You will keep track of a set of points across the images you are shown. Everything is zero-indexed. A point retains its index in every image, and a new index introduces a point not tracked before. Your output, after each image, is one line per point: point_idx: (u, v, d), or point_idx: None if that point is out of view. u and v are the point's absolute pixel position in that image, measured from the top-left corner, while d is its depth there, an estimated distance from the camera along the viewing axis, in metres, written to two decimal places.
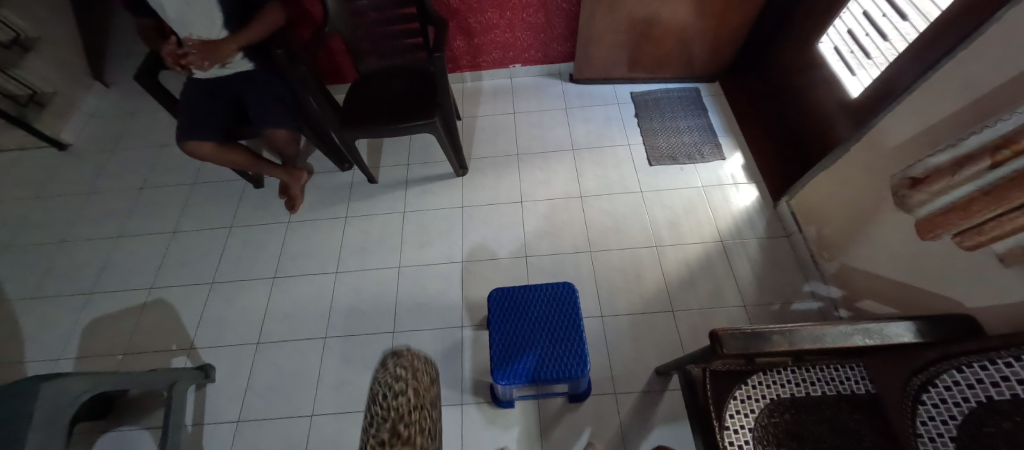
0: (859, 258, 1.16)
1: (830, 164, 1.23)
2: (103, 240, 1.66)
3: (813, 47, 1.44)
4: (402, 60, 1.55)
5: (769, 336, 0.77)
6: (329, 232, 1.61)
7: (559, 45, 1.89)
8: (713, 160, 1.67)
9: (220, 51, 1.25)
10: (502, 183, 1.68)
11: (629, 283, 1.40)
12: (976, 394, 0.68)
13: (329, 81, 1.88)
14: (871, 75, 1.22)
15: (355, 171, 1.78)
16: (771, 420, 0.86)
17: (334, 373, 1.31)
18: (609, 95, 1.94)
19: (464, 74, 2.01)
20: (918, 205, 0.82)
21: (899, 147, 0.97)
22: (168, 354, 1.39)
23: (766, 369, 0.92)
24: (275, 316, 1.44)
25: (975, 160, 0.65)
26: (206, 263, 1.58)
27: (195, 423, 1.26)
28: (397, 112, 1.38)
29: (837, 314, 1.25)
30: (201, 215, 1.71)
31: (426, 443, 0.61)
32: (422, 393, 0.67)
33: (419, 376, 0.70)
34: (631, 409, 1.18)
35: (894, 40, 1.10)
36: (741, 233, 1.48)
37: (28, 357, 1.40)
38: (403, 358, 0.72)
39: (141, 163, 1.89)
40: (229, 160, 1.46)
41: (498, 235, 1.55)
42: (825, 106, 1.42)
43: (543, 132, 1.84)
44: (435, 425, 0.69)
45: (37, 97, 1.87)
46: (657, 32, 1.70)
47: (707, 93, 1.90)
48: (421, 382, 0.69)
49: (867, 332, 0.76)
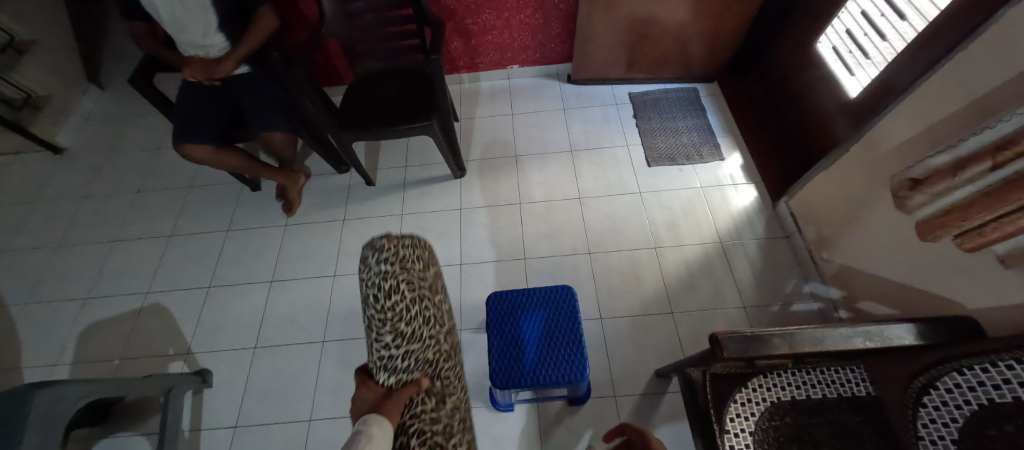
0: (858, 258, 1.15)
1: (829, 164, 1.23)
2: (99, 244, 1.65)
3: (811, 47, 1.44)
4: (399, 62, 1.54)
5: (770, 340, 0.77)
6: (327, 235, 1.61)
7: (556, 45, 1.89)
8: (711, 161, 1.67)
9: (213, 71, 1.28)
10: (500, 185, 1.68)
11: (629, 285, 1.40)
12: (978, 396, 0.67)
13: (326, 83, 1.88)
14: (869, 75, 1.21)
15: (352, 174, 1.78)
16: (772, 423, 0.85)
17: (332, 377, 1.30)
18: (607, 96, 1.93)
19: (461, 75, 2.00)
20: (918, 206, 0.81)
21: (898, 148, 0.97)
22: (165, 359, 1.38)
23: (766, 372, 0.92)
24: (272, 320, 1.43)
25: (975, 161, 0.65)
26: (203, 267, 1.57)
27: (192, 428, 1.25)
28: (394, 115, 1.38)
29: (837, 315, 1.25)
30: (198, 219, 1.70)
31: (433, 322, 0.68)
32: (419, 289, 0.64)
33: (410, 271, 0.62)
34: (631, 411, 1.17)
35: (892, 40, 1.10)
36: (740, 234, 1.47)
37: (24, 362, 1.39)
38: (387, 248, 0.60)
39: (137, 167, 1.88)
40: (225, 164, 1.45)
41: (497, 237, 1.54)
42: (823, 106, 1.42)
43: (541, 134, 1.83)
44: (436, 297, 0.70)
45: (32, 101, 1.85)
46: (655, 32, 1.70)
47: (705, 92, 1.90)
48: (413, 272, 0.62)
49: (868, 335, 0.77)
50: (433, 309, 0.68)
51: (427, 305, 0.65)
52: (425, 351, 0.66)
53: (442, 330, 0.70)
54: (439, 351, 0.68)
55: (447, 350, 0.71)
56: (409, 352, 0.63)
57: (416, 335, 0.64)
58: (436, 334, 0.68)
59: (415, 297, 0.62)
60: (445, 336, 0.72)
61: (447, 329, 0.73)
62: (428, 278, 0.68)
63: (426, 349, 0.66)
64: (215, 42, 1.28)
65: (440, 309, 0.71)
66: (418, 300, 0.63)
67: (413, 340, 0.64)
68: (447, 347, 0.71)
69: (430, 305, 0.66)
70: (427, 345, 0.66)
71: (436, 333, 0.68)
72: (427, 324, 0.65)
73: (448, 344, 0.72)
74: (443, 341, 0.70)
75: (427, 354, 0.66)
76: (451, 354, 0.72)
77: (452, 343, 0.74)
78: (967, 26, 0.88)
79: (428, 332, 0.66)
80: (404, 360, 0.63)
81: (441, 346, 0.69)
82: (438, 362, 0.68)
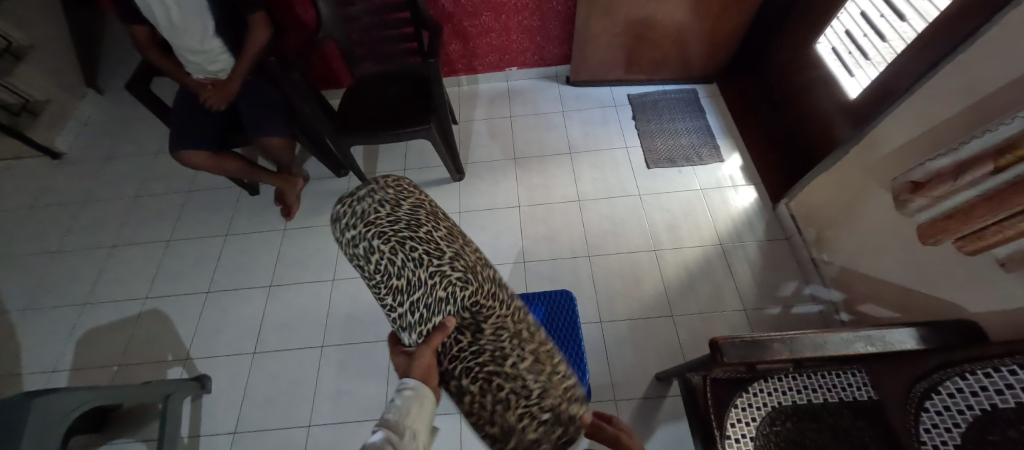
0: (859, 261, 1.15)
1: (829, 166, 1.23)
2: (97, 250, 1.65)
3: (811, 48, 1.43)
4: (397, 65, 1.54)
5: (770, 345, 0.76)
6: (326, 239, 1.60)
7: (555, 47, 1.88)
8: (711, 162, 1.66)
9: (224, 89, 1.30)
10: (499, 188, 1.67)
11: (629, 288, 1.39)
12: (980, 401, 0.66)
13: (324, 86, 1.87)
14: (868, 76, 1.21)
15: (351, 177, 1.77)
16: (773, 428, 0.85)
17: (332, 382, 1.30)
18: (606, 98, 1.93)
19: (460, 78, 1.99)
20: (919, 210, 0.80)
21: (899, 150, 0.96)
22: (164, 365, 1.37)
23: (767, 376, 0.91)
24: (271, 325, 1.43)
25: (977, 165, 0.64)
26: (201, 272, 1.57)
27: (191, 435, 1.24)
28: (392, 118, 1.37)
29: (838, 318, 1.24)
30: (196, 223, 1.70)
31: (444, 253, 0.51)
32: (386, 224, 0.50)
33: (368, 215, 0.51)
34: (632, 415, 1.17)
35: (892, 41, 1.10)
36: (740, 236, 1.47)
37: (23, 369, 1.38)
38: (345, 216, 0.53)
39: (135, 172, 1.87)
40: (223, 169, 1.45)
41: (496, 240, 1.54)
42: (823, 107, 1.41)
43: (540, 136, 1.83)
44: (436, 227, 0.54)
45: (30, 105, 1.84)
46: (654, 34, 1.69)
47: (705, 94, 1.89)
48: (381, 220, 0.50)
49: (869, 339, 0.76)
50: (422, 235, 0.51)
51: (404, 234, 0.50)
52: (432, 289, 0.49)
53: (452, 255, 0.52)
54: (455, 282, 0.50)
55: (473, 277, 0.52)
56: (412, 295, 0.49)
57: (408, 274, 0.49)
58: (444, 261, 0.50)
59: (383, 234, 0.49)
60: (463, 259, 0.53)
61: (465, 251, 0.55)
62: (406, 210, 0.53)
63: (433, 286, 0.49)
64: (212, 47, 1.28)
65: (437, 234, 0.53)
66: (386, 236, 0.49)
67: (415, 284, 0.49)
68: (473, 272, 0.53)
69: (416, 238, 0.50)
70: (434, 280, 0.49)
71: (446, 259, 0.51)
72: (417, 258, 0.49)
73: (474, 267, 0.54)
74: (461, 265, 0.52)
75: (441, 289, 0.49)
76: (481, 280, 0.54)
77: (481, 266, 0.56)
78: (967, 27, 0.88)
79: (427, 264, 0.49)
80: (410, 306, 0.50)
81: (459, 274, 0.51)
82: (465, 291, 0.51)
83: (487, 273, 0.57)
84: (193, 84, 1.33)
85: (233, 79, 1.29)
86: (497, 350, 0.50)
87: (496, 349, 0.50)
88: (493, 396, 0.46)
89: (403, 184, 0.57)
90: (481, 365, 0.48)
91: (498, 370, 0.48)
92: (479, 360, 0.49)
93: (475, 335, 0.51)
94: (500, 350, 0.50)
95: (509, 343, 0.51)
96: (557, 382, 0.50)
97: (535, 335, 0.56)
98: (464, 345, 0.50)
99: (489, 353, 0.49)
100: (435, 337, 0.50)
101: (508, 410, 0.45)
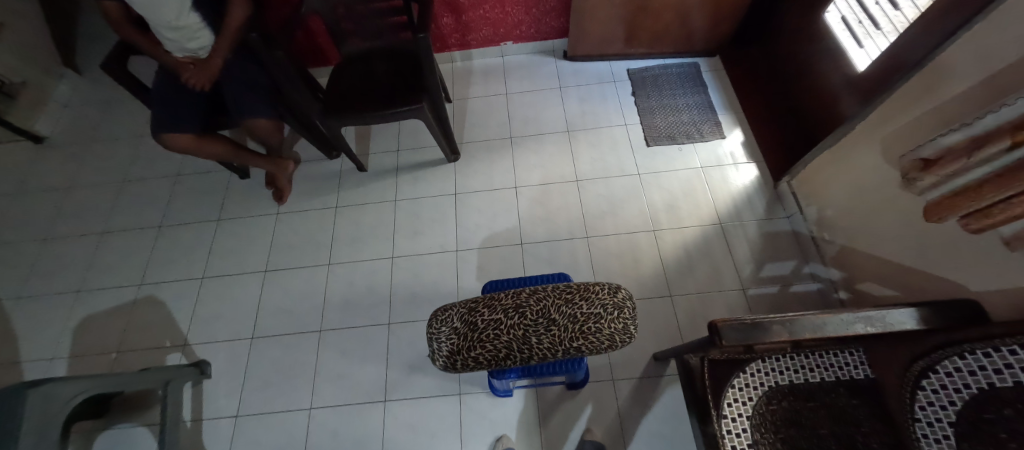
0: (861, 239, 1.13)
1: (834, 143, 1.19)
2: (88, 237, 1.62)
3: (820, 18, 1.35)
4: (386, 40, 1.46)
5: (769, 327, 0.74)
6: (320, 223, 1.58)
7: (552, 20, 1.80)
8: (712, 139, 1.62)
9: (211, 69, 1.25)
10: (495, 168, 1.64)
11: (627, 268, 1.38)
12: (978, 380, 0.66)
13: (312, 64, 1.80)
14: (878, 46, 1.14)
15: (343, 159, 1.73)
16: (769, 407, 0.84)
17: (332, 366, 1.30)
18: (604, 73, 1.86)
19: (453, 54, 1.92)
20: (928, 187, 0.78)
21: (909, 124, 0.92)
22: (163, 351, 1.37)
23: (766, 356, 0.89)
24: (269, 310, 1.42)
25: (995, 140, 0.60)
26: (195, 259, 1.55)
27: (194, 418, 1.26)
28: (383, 98, 1.32)
29: (836, 296, 1.24)
30: (187, 208, 1.67)
31: (509, 315, 0.65)
32: (459, 338, 0.65)
33: (442, 349, 0.66)
34: (629, 394, 1.19)
35: (905, 9, 1.02)
36: (740, 215, 1.45)
37: (23, 357, 1.38)
38: (469, 362, 0.65)
39: (122, 155, 1.82)
40: (210, 153, 1.40)
41: (493, 222, 1.51)
42: (829, 80, 1.35)
43: (537, 114, 1.77)
44: (501, 313, 0.66)
45: (6, 88, 1.76)
46: (656, 5, 1.61)
47: (706, 68, 1.83)
48: (485, 342, 0.64)
49: (870, 320, 0.73)
50: (474, 313, 0.67)
51: (472, 332, 0.65)
52: (539, 339, 0.64)
53: (519, 314, 0.65)
54: (538, 328, 0.65)
55: (538, 314, 0.65)
56: (524, 353, 0.65)
57: (505, 339, 0.64)
58: (505, 315, 0.65)
59: (466, 343, 0.64)
60: (507, 300, 0.68)
61: (513, 305, 0.66)
62: (482, 325, 0.65)
63: (535, 337, 0.64)
64: (190, 23, 1.20)
65: (500, 318, 0.65)
66: (468, 342, 0.64)
67: (526, 344, 0.64)
68: (531, 311, 0.66)
69: (503, 329, 0.64)
70: (519, 326, 0.64)
71: (518, 322, 0.65)
72: (490, 328, 0.64)
73: (514, 298, 0.68)
74: (511, 305, 0.67)
75: (529, 336, 0.64)
76: (539, 308, 0.66)
77: (513, 292, 0.70)
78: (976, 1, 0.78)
79: (500, 323, 0.65)
80: (527, 351, 0.65)
81: (519, 306, 0.66)
82: (544, 323, 0.65)
83: (537, 300, 0.67)
84: (171, 63, 1.25)
85: (216, 56, 1.24)
86: (595, 327, 0.64)
87: (594, 324, 0.65)
88: (615, 340, 0.66)
89: (466, 308, 0.68)
90: (602, 341, 0.65)
91: (607, 334, 0.65)
92: (597, 339, 0.65)
93: (578, 329, 0.64)
94: (595, 323, 0.64)
95: (586, 321, 0.65)
96: (615, 312, 0.66)
97: (588, 301, 0.66)
98: (570, 345, 0.65)
99: (596, 333, 0.65)
100: (549, 354, 0.66)
101: (628, 337, 0.67)
